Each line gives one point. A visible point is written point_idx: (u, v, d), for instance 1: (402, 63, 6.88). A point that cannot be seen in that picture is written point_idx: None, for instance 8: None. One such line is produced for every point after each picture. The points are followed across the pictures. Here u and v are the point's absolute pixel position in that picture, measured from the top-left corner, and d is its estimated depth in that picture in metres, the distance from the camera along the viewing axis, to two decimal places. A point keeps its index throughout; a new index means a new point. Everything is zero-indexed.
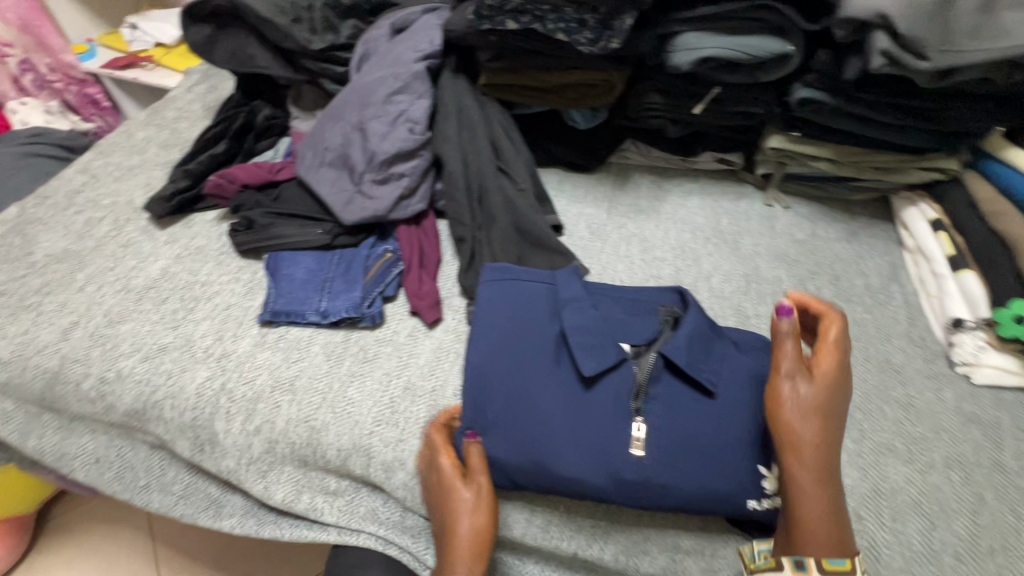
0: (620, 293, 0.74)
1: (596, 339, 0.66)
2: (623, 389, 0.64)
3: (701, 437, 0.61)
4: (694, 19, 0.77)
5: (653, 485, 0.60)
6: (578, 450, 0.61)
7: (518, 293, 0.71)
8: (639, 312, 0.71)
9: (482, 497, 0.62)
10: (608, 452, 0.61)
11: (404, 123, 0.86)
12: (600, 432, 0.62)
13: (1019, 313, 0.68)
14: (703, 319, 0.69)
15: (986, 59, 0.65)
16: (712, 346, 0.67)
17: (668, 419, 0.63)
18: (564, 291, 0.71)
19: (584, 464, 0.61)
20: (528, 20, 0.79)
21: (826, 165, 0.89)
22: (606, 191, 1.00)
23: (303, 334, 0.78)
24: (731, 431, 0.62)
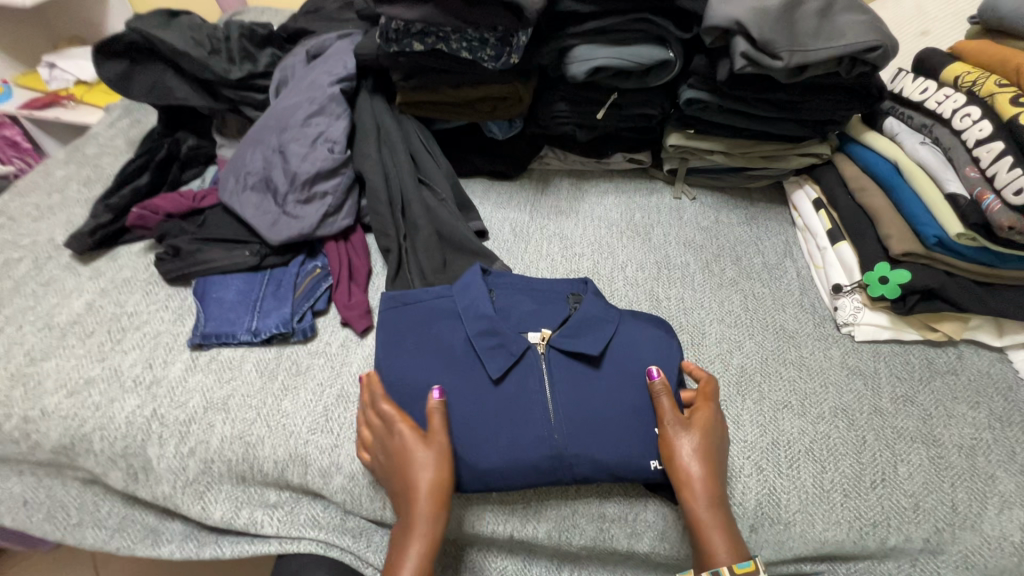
0: (528, 289, 0.80)
1: (502, 334, 0.72)
2: (532, 376, 0.70)
3: (607, 411, 0.67)
4: (584, 33, 0.84)
5: (566, 460, 0.65)
6: (493, 440, 0.65)
7: (425, 301, 0.76)
8: (544, 307, 0.77)
9: (440, 457, 0.62)
10: (525, 434, 0.66)
11: (322, 144, 0.89)
12: (514, 417, 0.67)
13: (882, 275, 0.78)
14: (597, 303, 0.76)
15: (829, 56, 0.75)
16: (605, 328, 0.73)
17: (573, 399, 0.68)
18: (472, 294, 0.75)
19: (503, 451, 0.65)
20: (433, 41, 0.86)
21: (721, 157, 0.97)
22: (528, 196, 1.06)
23: (235, 353, 0.79)
24: (632, 407, 0.67)
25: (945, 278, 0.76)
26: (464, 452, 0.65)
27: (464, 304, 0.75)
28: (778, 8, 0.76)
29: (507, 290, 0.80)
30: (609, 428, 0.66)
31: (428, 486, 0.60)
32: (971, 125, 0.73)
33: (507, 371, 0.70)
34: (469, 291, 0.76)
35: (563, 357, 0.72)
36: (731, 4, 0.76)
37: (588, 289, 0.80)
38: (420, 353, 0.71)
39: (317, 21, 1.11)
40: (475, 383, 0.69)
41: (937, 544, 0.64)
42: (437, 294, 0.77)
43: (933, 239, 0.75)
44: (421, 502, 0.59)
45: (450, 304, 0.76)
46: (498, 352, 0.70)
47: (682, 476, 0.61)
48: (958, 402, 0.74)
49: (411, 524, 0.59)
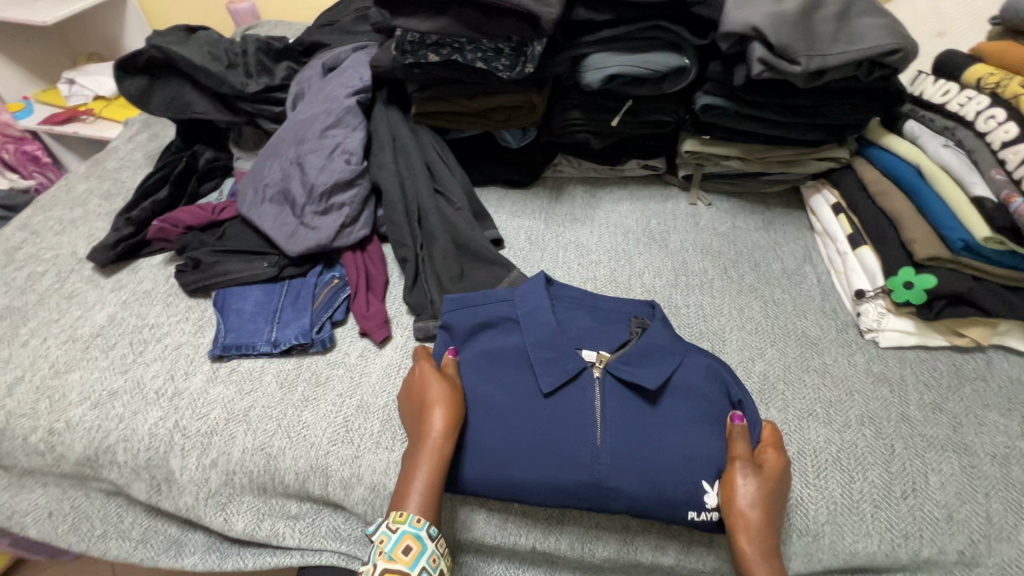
0: (589, 308, 0.77)
1: (559, 352, 0.69)
2: (583, 397, 0.67)
3: (659, 441, 0.63)
4: (599, 42, 0.85)
5: (604, 488, 0.62)
6: (531, 459, 0.63)
7: (483, 306, 0.75)
8: (605, 329, 0.74)
9: (456, 391, 0.66)
10: (565, 457, 0.63)
11: (340, 154, 0.90)
12: (557, 438, 0.64)
13: (907, 280, 0.76)
14: (667, 330, 0.72)
15: (848, 60, 0.74)
16: (670, 356, 0.69)
17: (624, 427, 0.64)
18: (533, 304, 0.73)
19: (541, 470, 0.63)
20: (448, 52, 0.86)
21: (737, 162, 0.97)
22: (543, 203, 1.06)
23: (255, 364, 0.80)
24: (687, 441, 0.63)
25: (972, 282, 0.75)
26: (500, 465, 0.64)
27: (523, 313, 0.73)
28: (795, 13, 0.75)
29: (568, 304, 0.77)
30: (657, 460, 0.62)
31: (443, 413, 0.63)
32: (996, 127, 0.72)
33: (558, 387, 0.67)
34: (529, 301, 0.74)
35: (618, 383, 0.68)
36: (747, 10, 0.76)
37: (658, 314, 0.75)
38: (474, 363, 0.71)
39: (331, 34, 1.12)
40: (520, 400, 0.67)
41: (972, 556, 0.62)
42: (497, 299, 0.75)
43: (959, 244, 0.73)
44: (436, 425, 0.63)
45: (507, 314, 0.74)
46: (549, 369, 0.68)
47: (737, 521, 0.57)
48: (988, 409, 0.72)
49: (424, 444, 0.62)
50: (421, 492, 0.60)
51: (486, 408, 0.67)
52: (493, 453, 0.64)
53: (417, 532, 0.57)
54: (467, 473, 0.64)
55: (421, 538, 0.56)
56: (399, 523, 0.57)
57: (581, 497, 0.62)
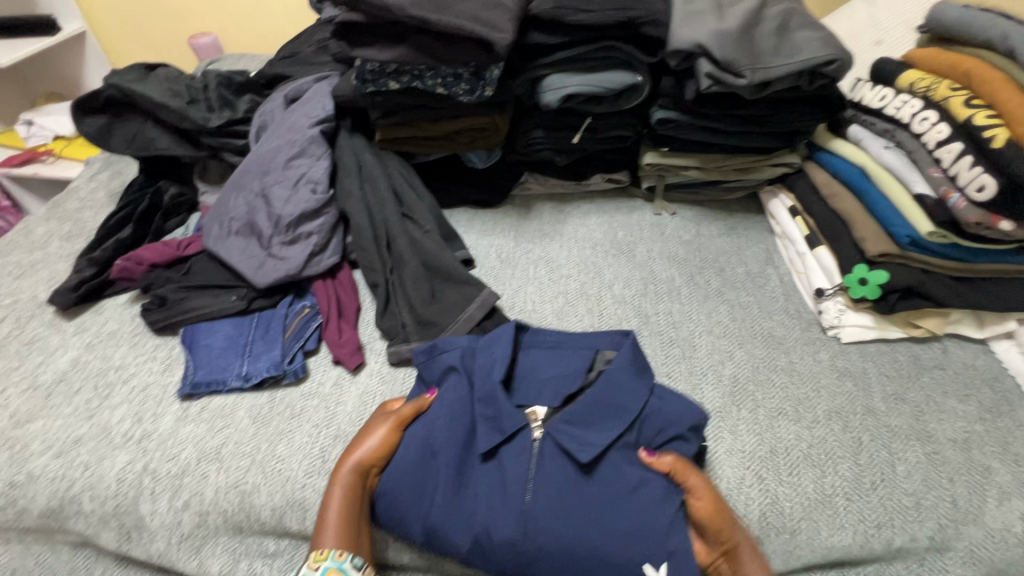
0: (552, 356, 0.73)
1: (500, 409, 0.66)
2: (521, 461, 0.63)
3: (589, 520, 0.58)
4: (555, 63, 0.87)
5: (530, 561, 0.58)
6: (460, 526, 0.61)
7: (449, 349, 0.73)
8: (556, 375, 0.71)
9: (390, 429, 0.67)
10: (490, 526, 0.59)
11: (305, 184, 0.90)
12: (487, 503, 0.61)
13: (862, 277, 0.79)
14: (630, 379, 0.68)
15: (789, 72, 0.78)
16: (620, 418, 0.65)
17: (556, 498, 0.60)
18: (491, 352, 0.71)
19: (468, 537, 0.60)
20: (408, 80, 0.88)
21: (695, 172, 1.00)
22: (512, 222, 1.08)
23: (227, 400, 0.78)
24: (617, 520, 0.58)
25: (922, 276, 0.78)
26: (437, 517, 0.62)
27: (479, 362, 0.71)
28: (737, 29, 0.79)
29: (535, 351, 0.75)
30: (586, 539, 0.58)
31: (361, 449, 0.66)
32: (930, 128, 0.76)
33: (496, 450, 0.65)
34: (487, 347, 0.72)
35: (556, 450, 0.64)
36: (693, 28, 0.79)
37: (619, 360, 0.69)
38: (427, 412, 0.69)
39: (293, 66, 1.13)
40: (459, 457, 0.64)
41: (942, 541, 0.64)
42: (460, 345, 0.73)
43: (906, 239, 0.77)
44: (351, 459, 0.65)
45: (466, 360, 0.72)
46: (488, 428, 0.65)
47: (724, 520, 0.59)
48: (947, 396, 0.75)
49: (336, 475, 0.65)
50: (335, 526, 0.61)
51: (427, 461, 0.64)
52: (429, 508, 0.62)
53: (340, 566, 0.58)
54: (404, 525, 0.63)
55: (345, 570, 0.58)
56: (320, 560, 0.58)
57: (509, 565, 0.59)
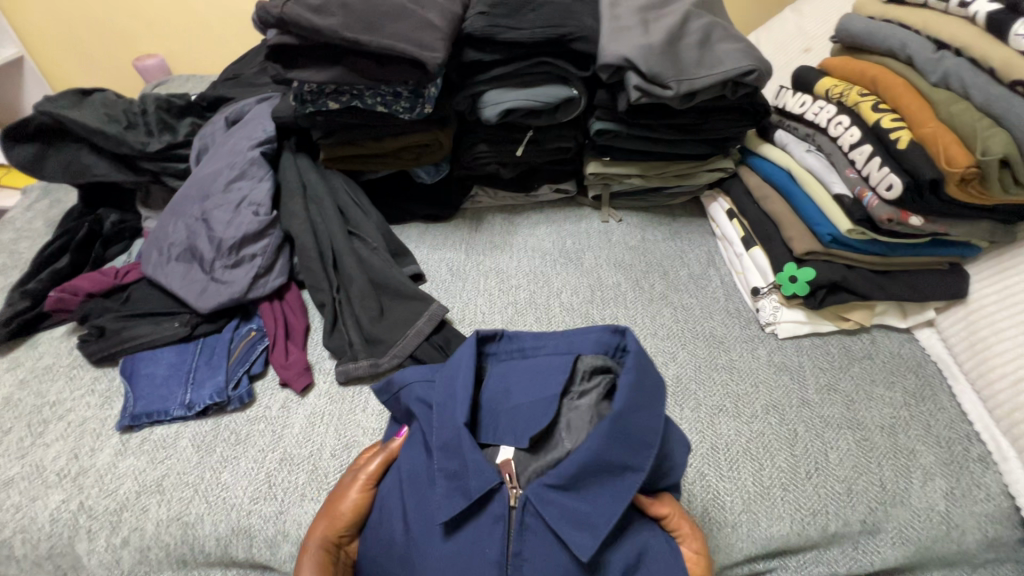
0: (531, 375, 0.59)
1: (464, 463, 0.54)
2: (494, 542, 0.53)
3: None
4: (492, 79, 0.89)
5: None
6: None
7: (407, 385, 0.64)
8: (535, 414, 0.56)
9: (359, 491, 0.63)
10: None
11: (247, 207, 0.90)
12: None
13: (792, 274, 0.83)
14: (637, 427, 0.52)
15: (713, 82, 0.82)
16: (620, 482, 0.51)
17: None
18: (445, 394, 0.58)
19: None
20: (347, 99, 0.88)
21: (637, 179, 1.03)
22: (463, 235, 1.09)
23: (169, 431, 0.76)
24: None
25: (846, 271, 0.82)
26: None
27: (439, 403, 0.58)
28: (661, 44, 0.82)
29: (513, 376, 0.60)
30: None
31: (329, 519, 0.62)
32: (844, 132, 0.80)
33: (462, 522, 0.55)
34: (446, 383, 0.59)
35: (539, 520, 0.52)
36: (619, 43, 0.82)
37: (622, 399, 0.52)
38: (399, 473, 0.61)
39: (236, 87, 1.13)
40: (426, 531, 0.56)
41: (873, 524, 0.67)
42: (417, 379, 0.64)
43: (828, 237, 0.81)
44: (320, 531, 0.62)
45: (423, 397, 0.62)
46: (450, 490, 0.54)
47: None
48: (876, 383, 0.79)
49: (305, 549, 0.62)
50: None
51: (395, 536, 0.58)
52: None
53: None
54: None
55: None
56: None
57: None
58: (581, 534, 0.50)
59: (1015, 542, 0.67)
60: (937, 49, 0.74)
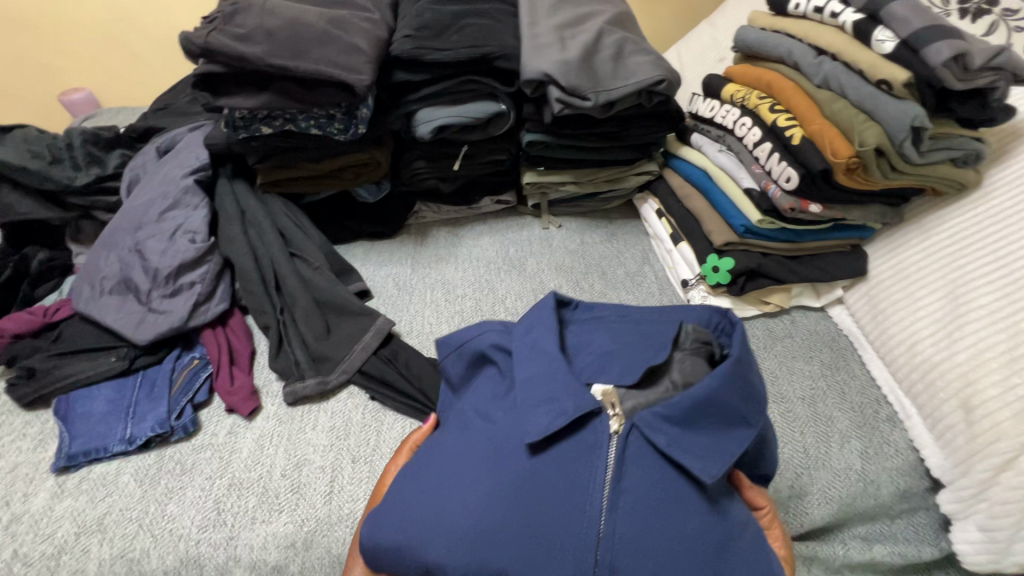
0: (619, 336, 0.64)
1: (560, 384, 0.57)
2: (590, 460, 0.53)
3: (679, 556, 0.49)
4: (423, 98, 0.93)
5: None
6: (504, 536, 0.51)
7: (482, 341, 0.70)
8: (641, 356, 0.59)
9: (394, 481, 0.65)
10: (541, 532, 0.50)
11: (183, 235, 0.89)
12: (544, 502, 0.52)
13: (715, 265, 0.90)
14: (750, 381, 0.55)
15: (628, 92, 0.88)
16: (729, 426, 0.54)
17: (640, 523, 0.50)
18: (536, 339, 0.63)
19: (513, 550, 0.50)
20: (281, 123, 0.90)
21: (572, 186, 1.08)
22: (408, 250, 1.11)
23: (109, 467, 0.74)
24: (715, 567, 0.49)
25: (761, 259, 0.89)
26: (480, 524, 0.52)
27: (526, 346, 0.63)
28: (578, 59, 0.88)
29: (595, 335, 0.65)
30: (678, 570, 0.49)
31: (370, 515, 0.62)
32: (747, 132, 0.88)
33: (551, 438, 0.56)
34: (536, 332, 0.64)
35: (646, 450, 0.53)
36: (539, 60, 0.87)
37: (741, 345, 0.56)
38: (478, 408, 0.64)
39: (167, 117, 1.12)
40: (508, 457, 0.56)
41: (800, 487, 0.72)
42: (493, 331, 0.70)
43: (742, 228, 0.88)
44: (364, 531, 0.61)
45: (502, 349, 0.67)
46: (545, 406, 0.56)
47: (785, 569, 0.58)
48: (796, 359, 0.86)
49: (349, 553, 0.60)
50: None
51: (461, 467, 0.57)
52: (469, 514, 0.53)
53: None
54: (425, 547, 0.52)
55: None
56: None
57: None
58: (697, 463, 0.51)
59: (925, 492, 0.73)
60: (818, 55, 0.82)
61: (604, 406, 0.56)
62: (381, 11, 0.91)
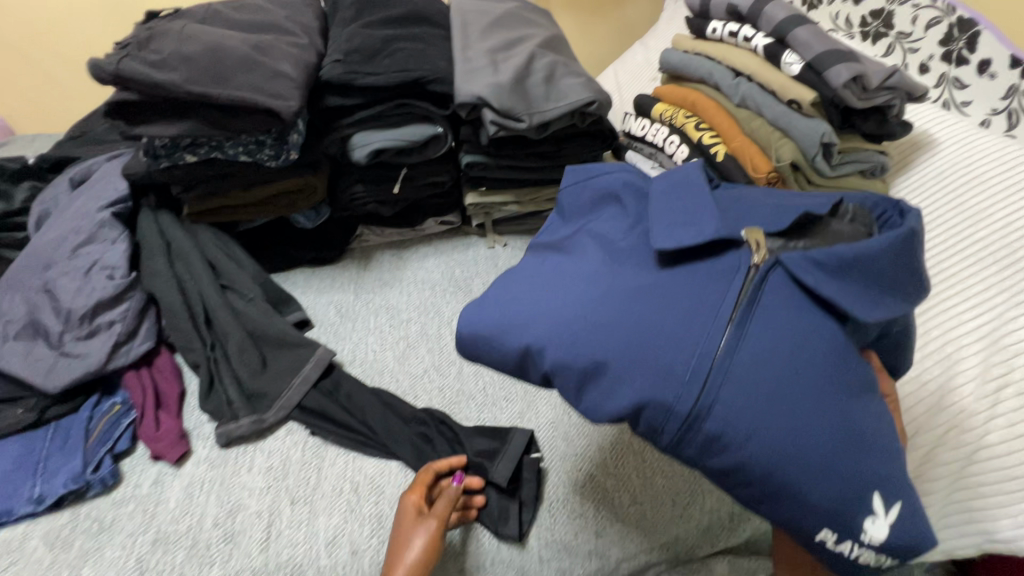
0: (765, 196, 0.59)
1: (698, 211, 0.53)
2: (722, 283, 0.49)
3: (800, 386, 0.45)
4: (357, 122, 0.92)
5: (710, 386, 0.45)
6: (605, 325, 0.48)
7: (603, 171, 0.64)
8: (784, 210, 0.55)
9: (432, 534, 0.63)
10: (648, 330, 0.47)
11: (99, 272, 0.83)
12: (660, 308, 0.48)
13: None
14: (915, 257, 0.50)
15: (561, 113, 0.90)
16: (886, 287, 0.49)
17: (765, 345, 0.46)
18: (678, 176, 0.59)
19: (617, 337, 0.47)
20: (207, 151, 0.86)
21: (514, 206, 1.08)
22: (351, 275, 1.08)
23: (15, 532, 0.68)
24: (837, 414, 0.45)
25: None
26: (586, 315, 0.49)
27: (665, 182, 0.59)
28: (510, 81, 0.89)
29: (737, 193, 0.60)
30: (806, 397, 0.45)
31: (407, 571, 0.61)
32: (676, 148, 0.92)
33: (681, 258, 0.52)
34: (677, 172, 0.60)
35: (787, 284, 0.48)
36: (472, 83, 0.88)
37: (919, 223, 0.51)
38: (593, 228, 0.59)
39: (82, 146, 1.05)
40: (632, 269, 0.52)
41: None
42: (616, 168, 0.64)
43: None
44: None
45: (632, 176, 0.62)
46: (681, 226, 0.52)
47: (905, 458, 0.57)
48: None
49: None
50: None
51: (578, 274, 0.53)
52: (579, 303, 0.50)
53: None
54: (522, 327, 0.51)
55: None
56: None
57: (673, 398, 0.45)
58: (847, 303, 0.47)
59: None
60: (735, 76, 0.87)
61: (746, 241, 0.50)
62: (310, 36, 0.89)
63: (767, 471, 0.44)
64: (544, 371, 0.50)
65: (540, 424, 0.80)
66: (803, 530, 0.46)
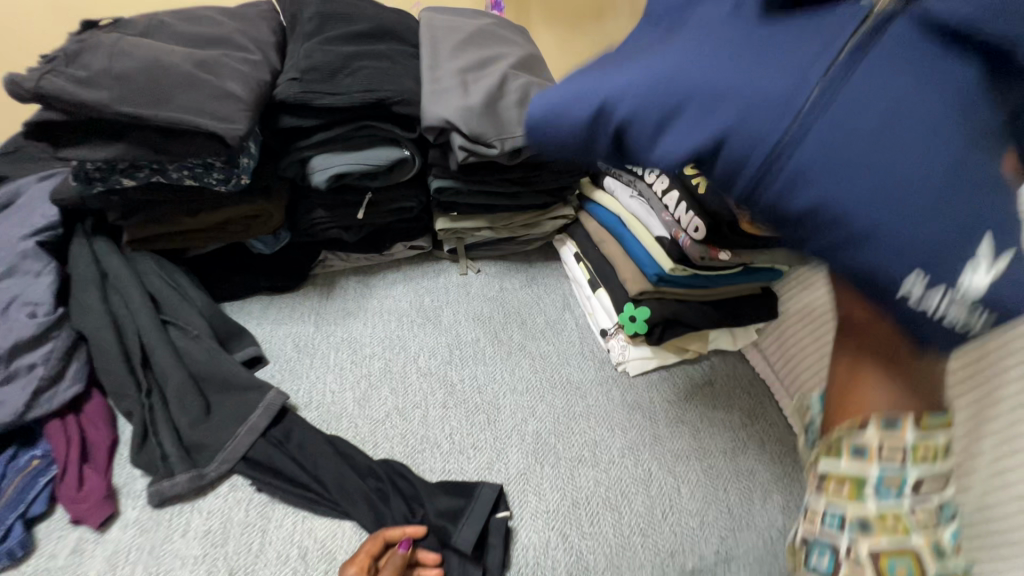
0: None
1: None
2: (836, 26, 0.39)
3: (908, 112, 0.36)
4: (317, 144, 0.85)
5: (800, 120, 0.37)
6: (682, 86, 0.40)
7: None
8: None
9: None
10: (746, 88, 0.38)
11: (20, 309, 0.75)
12: (768, 56, 0.39)
13: (632, 314, 0.86)
14: None
15: (535, 139, 0.85)
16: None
17: (875, 82, 0.36)
18: None
19: (704, 89, 0.39)
20: (148, 174, 0.78)
21: (488, 232, 1.02)
22: (312, 304, 1.01)
23: None
24: (936, 138, 0.35)
25: (677, 307, 0.87)
26: (669, 69, 0.42)
27: None
28: (480, 104, 0.84)
29: None
30: (915, 129, 0.35)
31: None
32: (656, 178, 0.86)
33: (788, 12, 0.41)
34: None
35: (916, 32, 0.37)
36: (439, 106, 0.82)
37: None
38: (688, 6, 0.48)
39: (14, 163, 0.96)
40: (727, 7, 0.44)
41: (725, 554, 0.69)
42: None
43: (655, 277, 0.84)
44: None
45: None
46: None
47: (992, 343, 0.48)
48: (717, 409, 0.84)
49: None
50: None
51: (681, 45, 0.43)
52: (663, 61, 0.43)
53: None
54: (610, 82, 0.44)
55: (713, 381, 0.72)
56: None
57: (764, 128, 0.37)
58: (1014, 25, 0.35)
59: None
60: None
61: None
62: (264, 51, 0.83)
63: (855, 218, 0.36)
64: (617, 123, 0.43)
65: (509, 477, 0.74)
66: (882, 283, 0.37)
